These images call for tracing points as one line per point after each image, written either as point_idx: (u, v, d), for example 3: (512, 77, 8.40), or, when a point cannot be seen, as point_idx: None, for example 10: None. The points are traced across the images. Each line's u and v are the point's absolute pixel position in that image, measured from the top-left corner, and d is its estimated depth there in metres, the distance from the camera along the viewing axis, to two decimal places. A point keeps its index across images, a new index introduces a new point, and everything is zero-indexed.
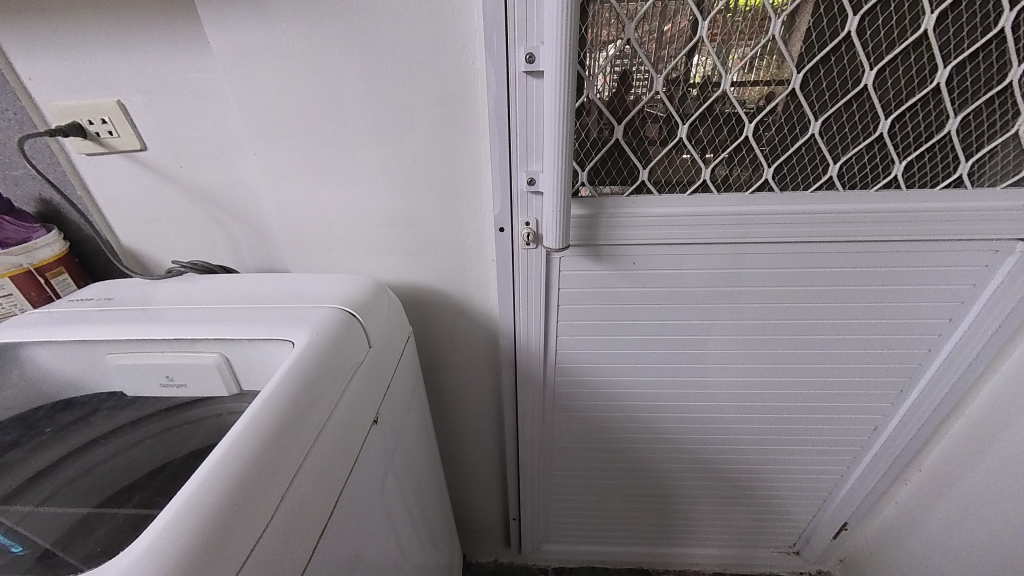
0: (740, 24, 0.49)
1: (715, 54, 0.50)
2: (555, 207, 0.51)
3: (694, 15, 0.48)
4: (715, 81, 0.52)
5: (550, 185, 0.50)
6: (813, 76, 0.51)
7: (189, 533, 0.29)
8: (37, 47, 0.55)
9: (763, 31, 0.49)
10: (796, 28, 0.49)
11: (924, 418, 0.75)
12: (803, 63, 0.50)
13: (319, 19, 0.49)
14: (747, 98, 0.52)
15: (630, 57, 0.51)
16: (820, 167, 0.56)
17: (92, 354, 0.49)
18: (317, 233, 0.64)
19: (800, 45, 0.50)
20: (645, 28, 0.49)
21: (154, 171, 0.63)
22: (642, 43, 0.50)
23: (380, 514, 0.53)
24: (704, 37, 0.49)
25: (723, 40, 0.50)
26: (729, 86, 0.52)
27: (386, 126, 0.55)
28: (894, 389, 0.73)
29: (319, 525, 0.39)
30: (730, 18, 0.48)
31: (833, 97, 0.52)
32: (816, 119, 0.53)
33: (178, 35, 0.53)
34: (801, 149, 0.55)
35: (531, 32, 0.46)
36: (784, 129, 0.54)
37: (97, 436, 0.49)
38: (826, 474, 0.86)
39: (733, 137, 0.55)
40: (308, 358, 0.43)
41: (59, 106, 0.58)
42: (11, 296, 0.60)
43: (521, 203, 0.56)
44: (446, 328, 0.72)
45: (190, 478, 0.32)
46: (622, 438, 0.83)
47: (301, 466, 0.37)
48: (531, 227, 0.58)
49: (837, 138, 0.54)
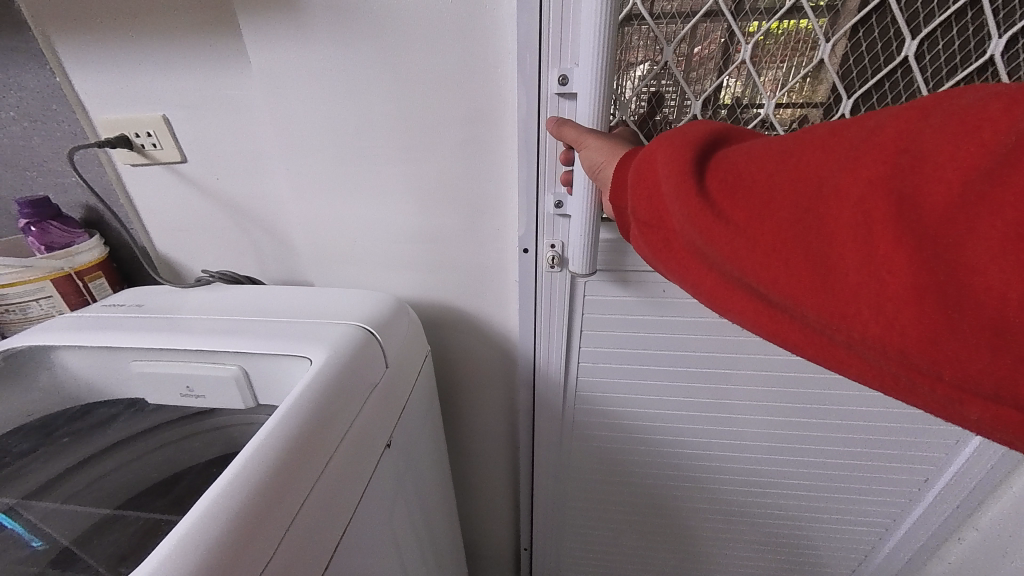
0: (784, 46, 0.47)
1: (752, 75, 0.48)
2: (583, 231, 0.49)
3: (734, 38, 0.47)
4: (754, 103, 0.50)
5: (579, 210, 0.48)
6: (864, 102, 0.48)
7: (191, 562, 0.27)
8: (92, 64, 0.58)
9: (809, 53, 0.47)
10: (846, 51, 0.47)
11: (982, 473, 0.68)
12: (854, 88, 0.48)
13: (353, 38, 0.49)
14: (787, 121, 0.50)
15: (665, 78, 0.49)
16: None
17: (117, 360, 0.50)
18: (341, 248, 0.64)
19: (850, 69, 0.47)
20: (683, 49, 0.48)
21: (190, 182, 0.65)
22: (678, 65, 0.49)
23: (388, 540, 0.51)
24: (745, 59, 0.48)
25: (763, 60, 0.48)
26: (770, 110, 0.50)
27: (412, 144, 0.55)
28: (950, 440, 0.67)
29: (325, 556, 0.37)
30: (773, 41, 0.47)
31: None
32: None
33: (221, 54, 0.55)
34: None
35: (565, 54, 0.45)
36: None
37: (118, 440, 0.50)
38: (868, 526, 0.79)
39: None
40: (324, 377, 0.42)
41: (109, 117, 0.61)
42: (50, 297, 0.62)
43: (547, 225, 0.55)
44: (462, 347, 0.71)
45: (197, 502, 0.30)
46: (643, 472, 0.78)
47: (311, 491, 0.36)
48: (557, 249, 0.56)
49: None
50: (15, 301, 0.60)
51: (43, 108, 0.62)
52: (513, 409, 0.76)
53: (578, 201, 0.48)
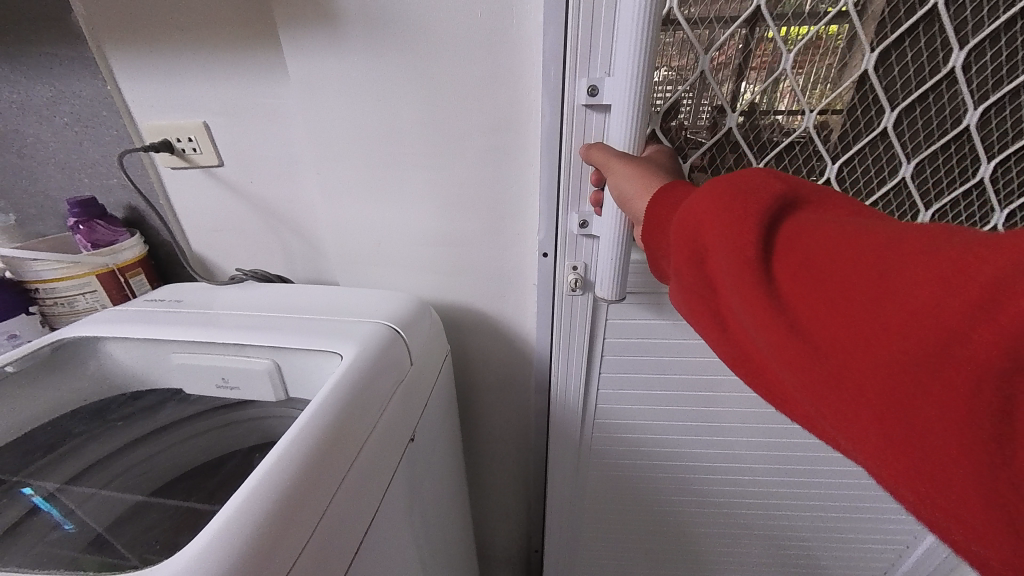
0: (827, 58, 0.50)
1: (788, 84, 0.51)
2: (614, 259, 0.50)
3: (778, 48, 0.49)
4: (795, 118, 0.53)
5: (609, 230, 0.49)
6: (907, 115, 0.52)
7: (236, 545, 0.29)
8: (141, 74, 0.62)
9: (854, 65, 0.50)
10: (892, 65, 0.50)
11: None
12: (897, 100, 0.51)
13: (386, 51, 0.52)
14: (829, 136, 0.54)
15: (699, 89, 0.52)
16: (911, 213, 0.57)
17: (158, 352, 0.53)
18: (367, 250, 0.66)
19: (893, 82, 0.50)
20: (722, 58, 0.50)
21: (225, 185, 0.68)
22: (712, 71, 0.51)
23: (408, 533, 0.53)
24: (787, 69, 0.50)
25: (806, 70, 0.50)
26: (810, 124, 0.53)
27: (438, 151, 0.57)
28: None
29: (353, 544, 0.39)
30: (817, 52, 0.49)
31: (928, 138, 0.53)
32: (909, 162, 0.54)
33: (260, 65, 0.58)
34: (890, 192, 0.56)
35: (595, 63, 0.46)
36: (876, 172, 0.55)
37: (158, 428, 0.53)
38: (884, 538, 0.79)
39: (814, 176, 0.56)
40: (353, 373, 0.44)
41: (154, 123, 0.65)
42: (95, 292, 0.66)
43: (570, 245, 0.57)
44: (481, 349, 0.72)
45: (240, 489, 0.32)
46: (658, 488, 0.78)
47: (342, 482, 0.38)
48: (578, 272, 0.58)
49: (929, 182, 0.55)
50: (64, 295, 0.64)
51: (94, 114, 0.66)
52: (529, 411, 0.78)
53: (608, 225, 0.49)
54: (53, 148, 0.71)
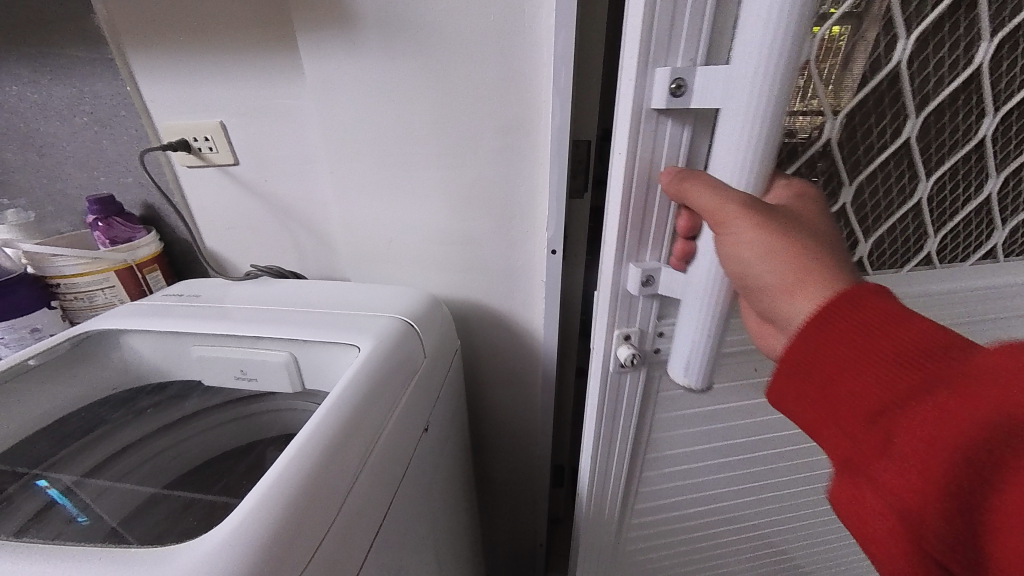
0: (950, 65, 0.52)
1: (910, 92, 0.52)
2: (700, 324, 0.48)
3: (903, 54, 0.49)
4: (908, 134, 0.55)
5: (701, 293, 0.46)
6: (1000, 128, 0.57)
7: (268, 523, 0.30)
8: (160, 75, 0.64)
9: (971, 69, 0.52)
10: (1004, 77, 0.54)
11: None
12: (998, 109, 0.56)
13: (401, 53, 0.54)
14: (929, 152, 0.57)
15: (819, 97, 0.50)
16: (988, 228, 0.65)
17: (178, 345, 0.54)
18: (379, 247, 0.68)
19: (1000, 90, 0.55)
20: (851, 58, 0.48)
21: (240, 183, 0.70)
22: (822, 75, 0.48)
23: (421, 522, 0.54)
24: (908, 79, 0.51)
25: (936, 77, 0.52)
26: (913, 134, 0.55)
27: (451, 151, 0.59)
28: None
29: (372, 528, 0.40)
30: (943, 59, 0.51)
31: (1010, 154, 0.60)
32: (994, 177, 0.61)
33: (277, 67, 0.60)
34: (973, 207, 0.62)
35: (673, 53, 0.38)
36: (965, 187, 0.61)
37: (177, 419, 0.55)
38: None
39: (908, 194, 0.59)
40: (371, 364, 0.46)
41: (171, 123, 0.67)
42: (114, 287, 0.68)
43: (626, 304, 0.53)
44: (490, 345, 0.74)
45: (269, 470, 0.34)
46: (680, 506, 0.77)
47: (363, 466, 0.39)
48: (632, 337, 0.55)
49: (1007, 198, 0.63)
50: (84, 290, 0.66)
51: (113, 114, 0.68)
52: (537, 407, 0.79)
53: (694, 289, 0.47)
54: (72, 146, 0.73)
